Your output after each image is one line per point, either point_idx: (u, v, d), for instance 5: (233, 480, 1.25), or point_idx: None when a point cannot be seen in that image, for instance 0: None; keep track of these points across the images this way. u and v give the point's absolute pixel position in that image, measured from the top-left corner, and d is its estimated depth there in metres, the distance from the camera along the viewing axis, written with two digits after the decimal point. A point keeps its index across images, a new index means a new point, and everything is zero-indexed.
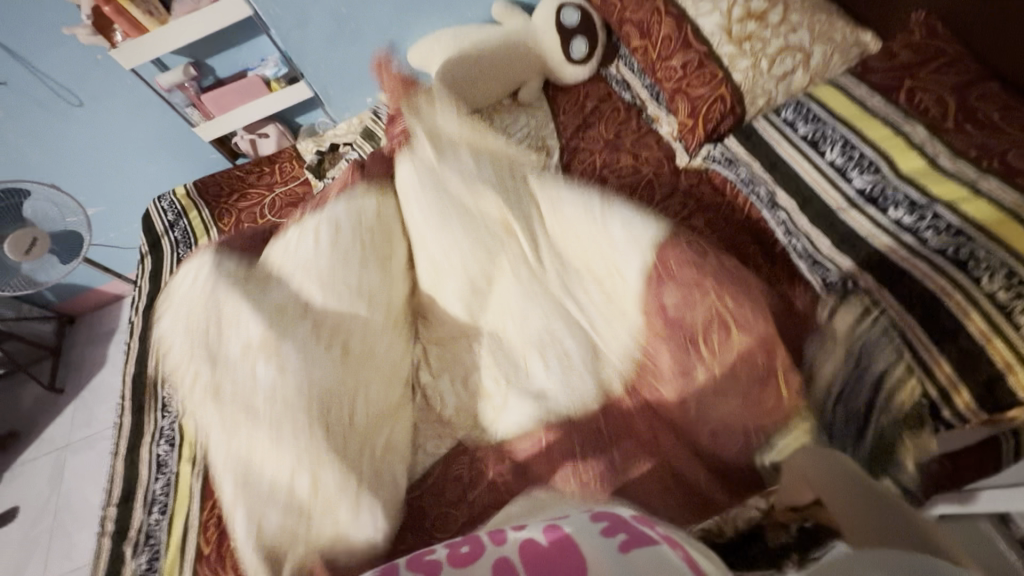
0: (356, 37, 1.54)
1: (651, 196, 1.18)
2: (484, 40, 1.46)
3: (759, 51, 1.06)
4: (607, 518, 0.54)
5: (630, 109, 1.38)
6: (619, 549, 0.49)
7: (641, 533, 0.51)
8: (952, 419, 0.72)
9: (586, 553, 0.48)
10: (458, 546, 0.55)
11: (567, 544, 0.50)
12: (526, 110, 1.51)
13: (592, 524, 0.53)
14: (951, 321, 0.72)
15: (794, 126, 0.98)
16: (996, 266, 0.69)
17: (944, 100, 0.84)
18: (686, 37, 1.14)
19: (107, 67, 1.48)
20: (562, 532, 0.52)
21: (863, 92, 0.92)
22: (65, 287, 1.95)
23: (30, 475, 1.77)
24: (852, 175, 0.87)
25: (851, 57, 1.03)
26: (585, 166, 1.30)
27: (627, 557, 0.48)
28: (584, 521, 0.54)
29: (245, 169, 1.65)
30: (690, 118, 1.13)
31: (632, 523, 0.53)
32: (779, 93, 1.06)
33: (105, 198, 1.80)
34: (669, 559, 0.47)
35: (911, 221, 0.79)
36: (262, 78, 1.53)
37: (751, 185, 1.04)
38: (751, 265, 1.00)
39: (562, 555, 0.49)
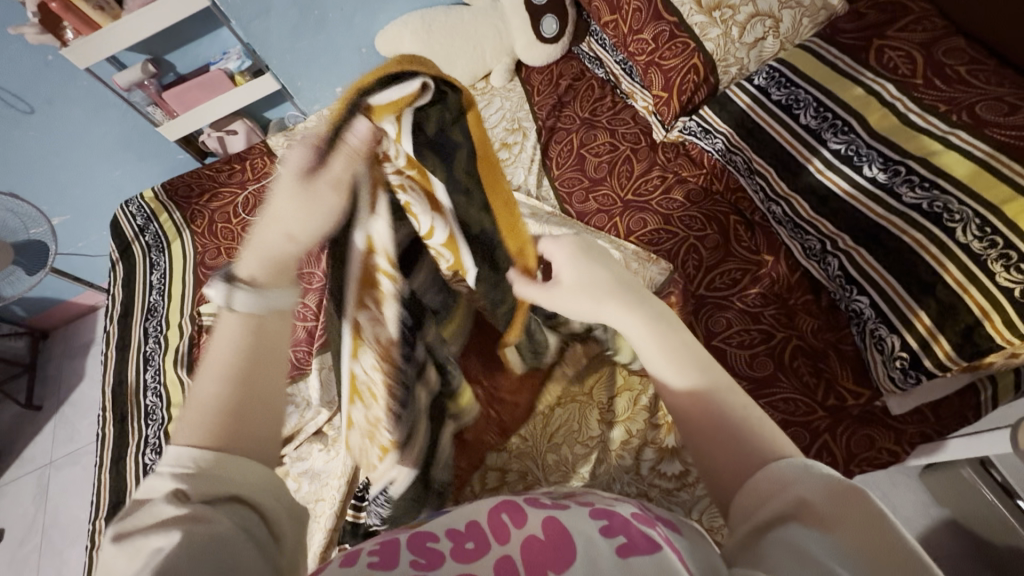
0: (321, 25, 1.51)
1: (630, 171, 1.17)
2: (450, 21, 1.44)
3: (729, 19, 1.06)
4: (608, 515, 0.46)
5: (604, 86, 1.37)
6: (614, 553, 0.41)
7: (642, 534, 0.44)
8: (932, 369, 0.73)
9: (580, 550, 0.42)
10: (463, 536, 0.45)
11: (564, 543, 0.43)
12: (499, 93, 1.49)
13: (590, 519, 0.46)
14: (928, 271, 0.73)
15: (767, 92, 0.97)
16: (969, 217, 0.71)
17: (911, 57, 0.86)
18: (656, 8, 1.14)
19: (59, 69, 1.41)
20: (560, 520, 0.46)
21: (834, 55, 0.93)
22: (34, 301, 1.88)
23: (14, 496, 1.72)
24: (826, 136, 0.87)
25: (818, 21, 1.05)
26: (562, 146, 1.30)
27: (625, 565, 0.40)
28: (581, 513, 0.47)
29: (215, 168, 1.60)
30: (665, 92, 1.13)
31: (632, 520, 0.46)
32: (751, 60, 1.07)
33: (70, 207, 1.73)
34: (675, 569, 0.39)
35: (885, 178, 0.79)
36: (225, 72, 1.49)
37: (728, 154, 1.03)
38: (730, 236, 1.01)
39: (560, 550, 0.42)
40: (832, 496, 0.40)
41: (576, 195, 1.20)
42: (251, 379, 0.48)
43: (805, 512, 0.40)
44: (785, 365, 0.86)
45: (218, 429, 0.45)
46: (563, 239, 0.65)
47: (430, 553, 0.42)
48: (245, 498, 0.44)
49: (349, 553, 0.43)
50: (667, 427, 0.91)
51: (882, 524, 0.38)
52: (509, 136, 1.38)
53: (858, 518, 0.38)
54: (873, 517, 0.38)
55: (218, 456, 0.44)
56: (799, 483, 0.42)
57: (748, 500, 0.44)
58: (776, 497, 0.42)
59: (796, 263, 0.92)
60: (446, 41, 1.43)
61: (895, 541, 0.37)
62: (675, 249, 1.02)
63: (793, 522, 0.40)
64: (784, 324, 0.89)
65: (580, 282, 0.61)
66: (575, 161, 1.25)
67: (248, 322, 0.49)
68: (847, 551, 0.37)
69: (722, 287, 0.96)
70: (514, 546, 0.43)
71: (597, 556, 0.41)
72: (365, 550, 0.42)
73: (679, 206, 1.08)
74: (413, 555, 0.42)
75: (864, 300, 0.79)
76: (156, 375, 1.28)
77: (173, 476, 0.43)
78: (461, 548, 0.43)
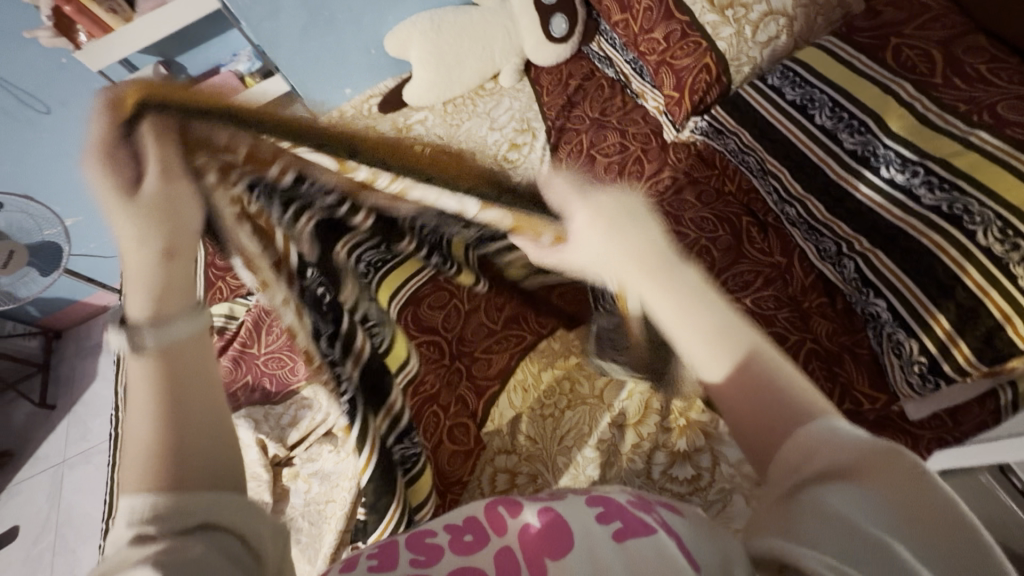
0: (330, 25, 1.51)
1: (641, 173, 1.17)
2: (458, 21, 1.44)
3: (742, 18, 1.06)
4: (603, 502, 0.46)
5: (614, 85, 1.36)
6: (612, 539, 0.41)
7: (640, 520, 0.43)
8: (951, 373, 0.72)
9: (577, 540, 0.41)
10: (461, 530, 0.44)
11: (561, 531, 0.42)
12: (508, 94, 1.49)
13: (586, 508, 0.45)
14: (947, 274, 0.71)
15: (781, 92, 0.96)
16: (990, 219, 0.69)
17: (929, 55, 0.85)
18: (668, 7, 1.13)
19: (72, 71, 1.43)
20: (557, 512, 0.44)
21: (849, 53, 0.92)
22: (49, 301, 1.90)
23: (28, 494, 1.74)
24: (842, 136, 0.86)
25: (833, 20, 1.04)
26: (572, 147, 1.29)
27: (623, 550, 0.40)
28: (576, 503, 0.46)
29: None
30: (676, 92, 1.13)
31: (628, 507, 0.45)
32: (764, 60, 1.06)
33: (83, 208, 1.75)
34: (673, 555, 0.39)
35: (903, 179, 0.78)
36: (235, 74, 1.51)
37: (741, 155, 1.02)
38: (743, 237, 0.99)
39: (556, 539, 0.41)
40: (869, 457, 0.40)
41: None
42: (179, 409, 0.46)
43: (844, 474, 0.40)
44: (801, 368, 0.84)
45: (155, 469, 0.44)
46: (597, 201, 0.60)
47: (429, 549, 0.42)
48: (217, 526, 0.42)
49: (348, 560, 0.43)
50: (680, 430, 0.89)
51: (923, 484, 0.38)
52: (518, 136, 1.39)
53: (904, 485, 0.38)
54: (911, 475, 0.39)
55: (176, 497, 0.42)
56: (833, 446, 0.42)
57: (788, 463, 0.44)
58: (817, 471, 0.42)
59: (811, 266, 0.90)
60: (456, 42, 1.44)
61: (945, 508, 0.37)
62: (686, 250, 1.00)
63: (829, 487, 0.40)
64: (798, 327, 0.87)
65: (620, 247, 0.58)
66: (584, 161, 1.25)
67: (156, 362, 0.48)
68: (894, 516, 0.37)
69: (735, 289, 0.93)
70: (513, 537, 0.43)
71: (592, 542, 0.41)
72: (362, 554, 0.42)
73: (691, 207, 1.06)
74: (413, 554, 0.41)
75: (881, 303, 0.78)
76: None
77: (130, 525, 0.41)
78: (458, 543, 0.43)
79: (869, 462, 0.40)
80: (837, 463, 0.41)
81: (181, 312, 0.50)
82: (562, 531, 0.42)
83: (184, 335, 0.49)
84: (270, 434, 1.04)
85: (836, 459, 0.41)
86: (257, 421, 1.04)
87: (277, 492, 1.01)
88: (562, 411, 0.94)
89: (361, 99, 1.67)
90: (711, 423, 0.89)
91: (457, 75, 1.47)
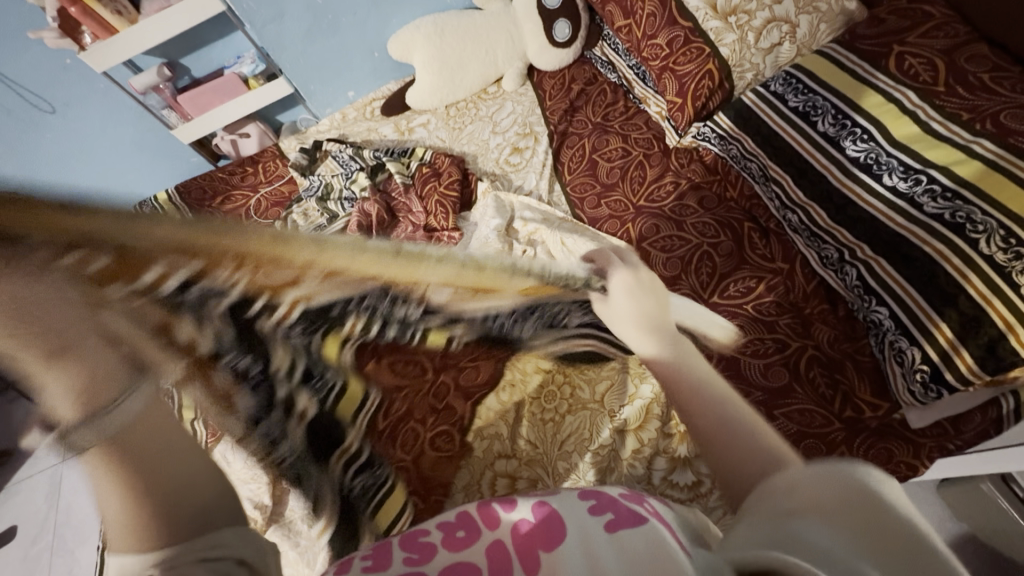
0: (334, 28, 1.52)
1: (642, 178, 1.16)
2: (462, 24, 1.45)
3: (745, 24, 1.06)
4: (596, 494, 0.45)
5: (617, 90, 1.36)
6: (604, 530, 0.40)
7: (632, 511, 0.42)
8: (954, 382, 0.71)
9: (570, 533, 0.40)
10: (454, 526, 0.44)
11: (554, 523, 0.41)
12: (510, 98, 1.50)
13: (578, 501, 0.44)
14: (950, 283, 0.71)
15: (784, 98, 0.96)
16: (993, 228, 0.69)
17: (933, 63, 0.85)
18: (671, 14, 1.14)
19: (76, 72, 1.44)
20: (549, 507, 0.44)
21: (852, 61, 0.92)
22: None
23: (27, 493, 1.74)
24: (844, 144, 0.87)
25: (836, 27, 1.04)
26: (574, 151, 1.29)
27: (616, 540, 0.39)
28: (570, 497, 0.45)
29: (227, 170, 1.62)
30: (679, 97, 1.13)
31: (621, 499, 0.44)
32: (767, 66, 1.07)
33: None
34: (668, 542, 0.38)
35: (906, 187, 0.78)
36: (239, 77, 1.49)
37: (742, 160, 1.02)
38: (745, 242, 0.98)
39: (550, 532, 0.41)
40: (837, 487, 0.40)
41: (588, 200, 1.19)
42: (140, 463, 0.41)
43: (813, 502, 0.39)
44: (801, 375, 0.84)
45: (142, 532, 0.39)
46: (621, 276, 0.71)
47: (422, 547, 0.42)
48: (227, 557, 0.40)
49: (344, 562, 0.43)
50: (680, 437, 0.89)
51: (886, 512, 0.37)
52: (520, 140, 1.39)
53: (857, 506, 0.38)
54: (879, 505, 0.38)
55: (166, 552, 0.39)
56: (807, 477, 0.42)
57: (759, 496, 0.43)
58: (780, 504, 0.40)
59: (813, 273, 0.90)
60: (459, 46, 1.44)
61: (897, 521, 0.37)
62: (688, 255, 0.99)
63: (801, 508, 0.39)
64: (799, 334, 0.86)
65: (634, 312, 0.69)
66: (586, 166, 1.25)
67: (103, 453, 0.39)
68: (860, 537, 0.36)
69: (736, 295, 0.93)
70: (505, 532, 0.42)
71: (584, 532, 0.40)
72: (357, 556, 0.42)
73: (692, 212, 1.05)
74: (406, 552, 0.41)
75: (883, 311, 0.77)
76: None
77: None
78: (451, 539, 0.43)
79: (836, 492, 0.39)
80: (806, 492, 0.40)
81: (119, 385, 0.39)
82: (555, 524, 0.41)
83: (135, 412, 0.40)
84: None
85: (807, 490, 0.41)
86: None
87: None
88: (563, 415, 0.93)
89: (364, 102, 1.67)
90: None
91: (460, 79, 1.48)
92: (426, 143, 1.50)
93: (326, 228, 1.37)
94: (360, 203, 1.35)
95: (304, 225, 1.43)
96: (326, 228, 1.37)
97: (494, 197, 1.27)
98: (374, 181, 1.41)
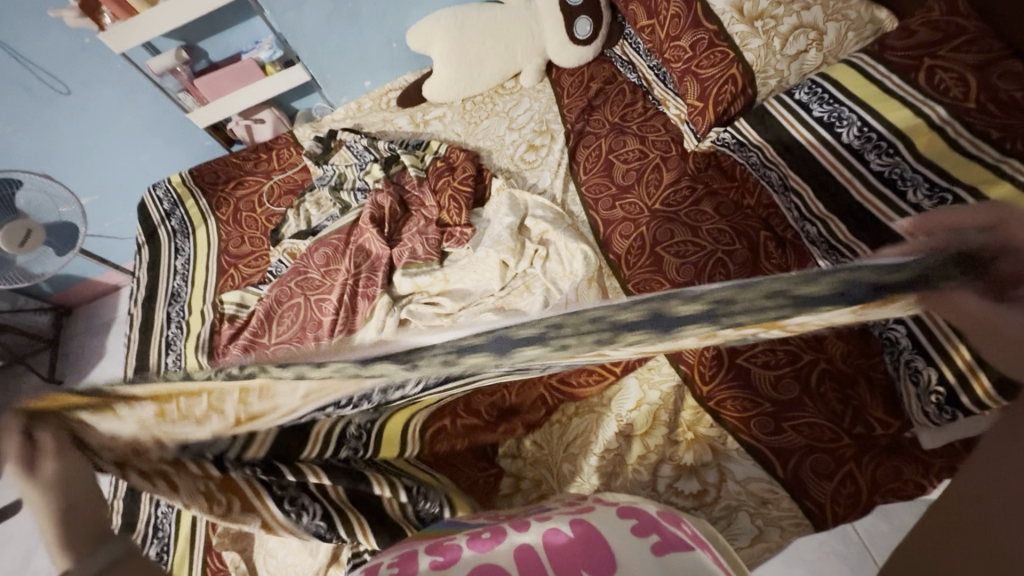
0: (352, 18, 1.51)
1: (659, 181, 1.15)
2: (481, 18, 1.43)
3: (771, 29, 1.04)
4: (635, 513, 0.47)
5: (636, 90, 1.35)
6: (651, 552, 0.42)
7: (671, 533, 0.44)
8: (970, 407, 0.69)
9: (616, 549, 0.42)
10: (481, 532, 0.46)
11: (596, 540, 0.43)
12: (527, 94, 1.49)
13: (619, 519, 0.46)
14: None
15: (808, 108, 0.95)
16: None
17: (964, 79, 0.83)
18: (696, 16, 1.13)
19: (94, 52, 1.43)
20: (589, 525, 0.45)
21: (880, 72, 0.91)
22: (59, 278, 1.91)
23: None
24: (869, 157, 0.86)
25: (865, 36, 1.03)
26: (591, 151, 1.28)
27: (663, 565, 0.41)
28: (608, 515, 0.47)
29: (241, 156, 1.62)
30: (700, 101, 1.12)
31: (660, 519, 0.46)
32: (791, 73, 1.05)
33: (98, 187, 1.75)
34: (712, 570, 0.41)
35: (930, 206, 0.77)
36: (257, 62, 1.49)
37: (763, 169, 1.01)
38: (761, 251, 0.97)
39: (594, 553, 0.42)
40: None
41: (602, 201, 1.18)
42: None
43: None
44: (810, 388, 0.82)
45: None
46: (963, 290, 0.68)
47: (447, 550, 0.44)
48: None
49: (371, 565, 0.44)
50: (687, 444, 0.88)
51: None
52: (536, 138, 1.38)
53: None
54: None
55: None
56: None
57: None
58: None
59: None
60: (478, 39, 1.43)
61: None
62: (702, 260, 0.97)
63: None
64: (813, 347, 0.84)
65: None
66: (602, 167, 1.23)
67: None
68: None
69: None
70: (536, 539, 0.44)
71: (629, 553, 0.42)
72: (384, 563, 0.43)
73: (708, 218, 1.03)
74: (432, 556, 0.43)
75: (901, 329, 0.77)
76: (177, 359, 1.30)
77: None
78: (475, 540, 0.45)
79: None
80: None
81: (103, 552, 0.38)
82: (600, 542, 0.43)
83: None
84: None
85: None
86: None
87: None
88: (570, 415, 0.95)
89: (380, 92, 1.66)
90: (720, 439, 0.86)
91: (478, 73, 1.47)
92: (441, 137, 1.50)
93: (339, 218, 1.38)
94: (373, 194, 1.35)
95: (317, 213, 1.44)
96: (339, 219, 1.37)
97: (508, 195, 1.26)
98: (388, 173, 1.41)
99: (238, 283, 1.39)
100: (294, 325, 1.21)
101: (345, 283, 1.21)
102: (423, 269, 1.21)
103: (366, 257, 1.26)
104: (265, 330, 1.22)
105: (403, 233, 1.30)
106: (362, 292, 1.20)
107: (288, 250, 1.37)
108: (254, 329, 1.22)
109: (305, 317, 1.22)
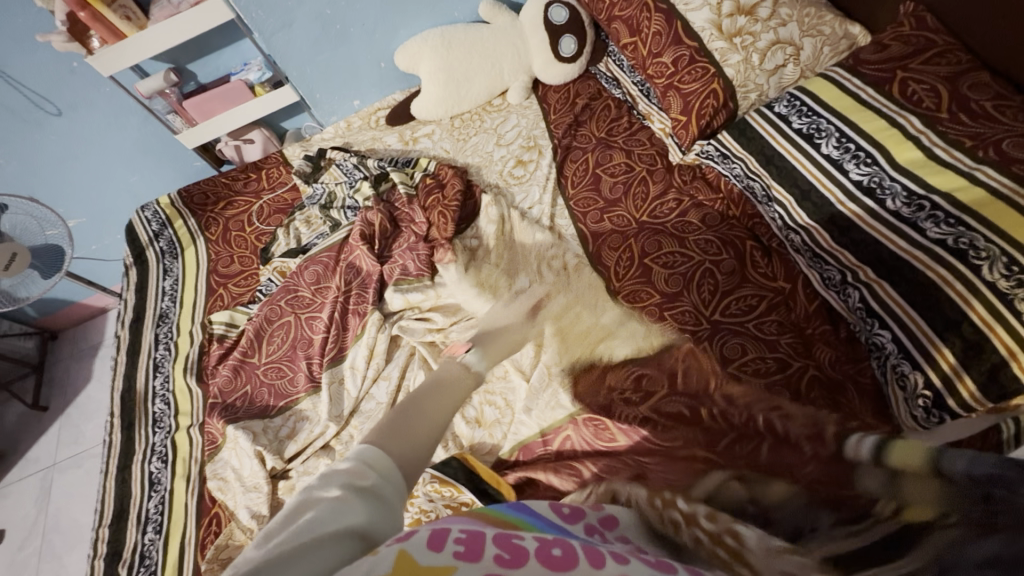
0: (342, 39, 1.53)
1: (646, 193, 1.16)
2: (467, 37, 1.46)
3: (750, 45, 1.08)
4: None
5: (620, 106, 1.37)
6: None
7: None
8: (956, 409, 0.71)
9: None
10: (550, 542, 0.43)
11: None
12: (515, 110, 1.50)
13: None
14: (955, 311, 0.72)
15: (788, 120, 0.98)
16: (995, 254, 0.70)
17: (936, 89, 0.85)
18: (676, 32, 1.16)
19: (83, 75, 1.44)
20: None
21: (855, 84, 0.94)
22: (45, 302, 1.89)
23: (14, 499, 1.66)
24: (848, 166, 0.88)
25: (840, 50, 1.06)
26: (577, 165, 1.30)
27: None
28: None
29: (231, 175, 1.62)
30: (683, 115, 1.15)
31: None
32: (770, 86, 1.09)
33: (87, 209, 1.75)
34: None
35: (909, 212, 0.79)
36: (246, 83, 1.51)
37: (745, 180, 1.03)
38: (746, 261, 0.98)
39: None
40: None
41: (590, 215, 1.19)
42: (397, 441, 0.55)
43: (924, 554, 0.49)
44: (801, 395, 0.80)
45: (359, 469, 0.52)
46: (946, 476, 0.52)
47: (513, 550, 0.42)
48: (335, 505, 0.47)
49: (438, 528, 0.44)
50: None
51: None
52: (524, 153, 1.40)
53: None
54: None
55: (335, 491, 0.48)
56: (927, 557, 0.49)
57: None
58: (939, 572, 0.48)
59: (814, 293, 0.90)
60: (464, 59, 1.46)
61: None
62: (689, 271, 0.99)
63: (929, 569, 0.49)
64: (801, 354, 0.85)
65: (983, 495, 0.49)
66: (589, 181, 1.25)
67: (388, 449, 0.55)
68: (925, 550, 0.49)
69: (738, 313, 0.92)
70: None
71: None
72: (451, 531, 0.43)
73: (694, 228, 1.05)
74: (496, 550, 0.41)
75: (886, 334, 0.78)
76: (165, 382, 1.29)
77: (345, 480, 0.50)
78: (543, 553, 0.42)
79: None
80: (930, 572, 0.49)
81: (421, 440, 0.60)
82: None
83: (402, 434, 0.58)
84: (269, 446, 1.07)
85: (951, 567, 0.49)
86: (255, 433, 1.08)
87: (274, 506, 1.01)
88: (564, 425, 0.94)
89: (369, 111, 1.68)
90: None
91: (466, 90, 1.49)
92: (430, 154, 1.51)
93: (329, 236, 1.38)
94: (362, 212, 1.36)
95: (307, 232, 1.44)
96: (329, 237, 1.37)
97: (498, 210, 1.27)
98: (377, 191, 1.42)
99: (227, 303, 1.38)
100: (285, 341, 1.21)
101: (336, 300, 1.21)
102: (414, 285, 1.21)
103: (356, 274, 1.26)
104: (256, 348, 1.22)
105: (394, 250, 1.30)
106: (352, 310, 1.20)
107: (278, 268, 1.37)
108: (245, 348, 1.21)
109: (295, 335, 1.21)
